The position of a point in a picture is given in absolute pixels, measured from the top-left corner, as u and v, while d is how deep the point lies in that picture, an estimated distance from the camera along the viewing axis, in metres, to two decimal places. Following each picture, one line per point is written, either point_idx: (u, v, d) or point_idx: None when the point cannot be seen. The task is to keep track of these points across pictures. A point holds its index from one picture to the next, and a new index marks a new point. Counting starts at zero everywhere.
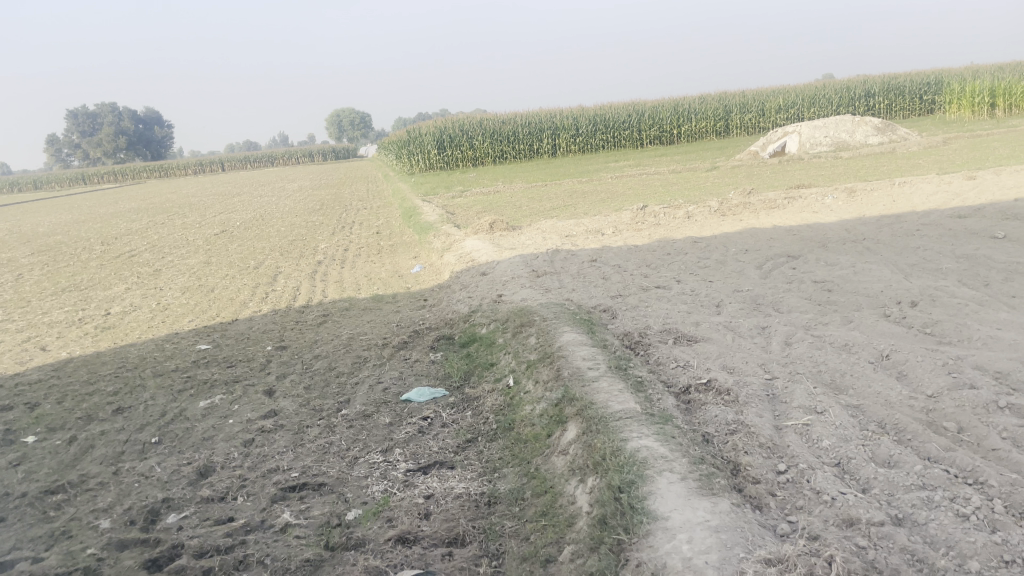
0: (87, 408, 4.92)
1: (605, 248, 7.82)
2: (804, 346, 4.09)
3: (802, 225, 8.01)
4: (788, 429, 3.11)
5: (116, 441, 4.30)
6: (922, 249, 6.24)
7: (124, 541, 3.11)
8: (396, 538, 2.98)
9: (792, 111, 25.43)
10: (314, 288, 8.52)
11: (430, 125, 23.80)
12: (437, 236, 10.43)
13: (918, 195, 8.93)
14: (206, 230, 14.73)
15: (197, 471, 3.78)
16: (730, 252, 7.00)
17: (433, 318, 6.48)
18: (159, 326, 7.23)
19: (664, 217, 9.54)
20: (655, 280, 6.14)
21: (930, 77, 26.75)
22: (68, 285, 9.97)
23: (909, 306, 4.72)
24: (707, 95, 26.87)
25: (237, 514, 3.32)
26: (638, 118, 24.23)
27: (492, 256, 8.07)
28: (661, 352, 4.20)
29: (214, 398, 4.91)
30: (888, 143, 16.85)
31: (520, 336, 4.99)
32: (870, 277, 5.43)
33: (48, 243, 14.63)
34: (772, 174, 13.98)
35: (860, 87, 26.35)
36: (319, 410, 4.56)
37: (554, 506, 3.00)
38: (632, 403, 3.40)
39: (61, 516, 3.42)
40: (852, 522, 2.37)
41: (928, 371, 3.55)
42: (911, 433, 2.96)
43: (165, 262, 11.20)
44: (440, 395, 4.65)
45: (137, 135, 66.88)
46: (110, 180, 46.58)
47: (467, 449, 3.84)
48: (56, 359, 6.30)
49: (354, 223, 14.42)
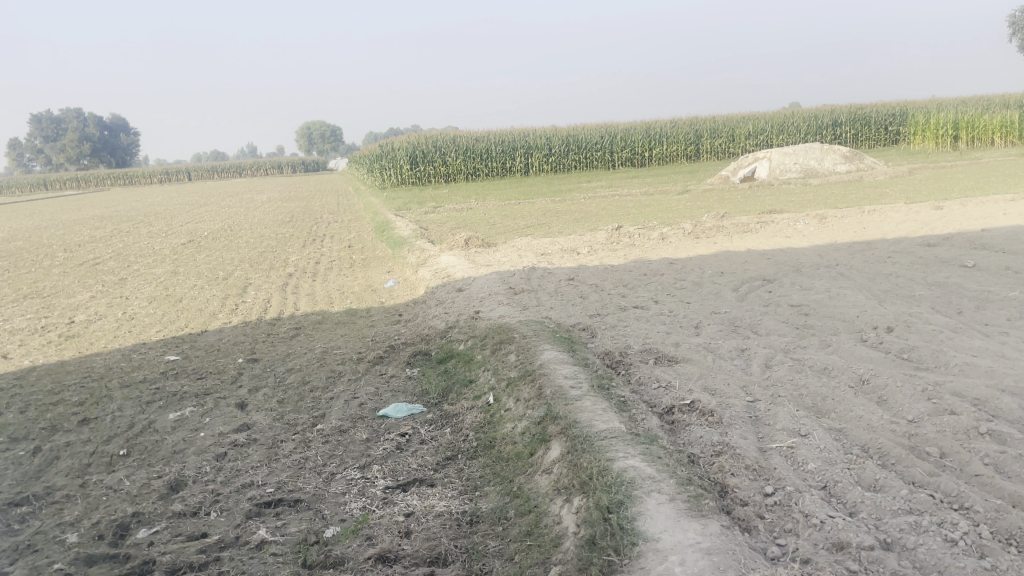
0: (51, 418, 4.77)
1: (581, 267, 7.84)
2: (784, 369, 4.12)
3: (775, 248, 8.13)
4: (774, 451, 3.11)
5: (82, 453, 4.17)
6: (894, 276, 6.35)
7: (92, 556, 3.01)
8: (376, 557, 2.92)
9: (761, 137, 25.90)
10: (286, 300, 8.40)
11: (403, 140, 23.74)
12: (411, 250, 10.35)
13: (888, 223, 9.11)
14: (173, 240, 14.50)
15: (168, 485, 3.69)
16: (706, 274, 7.06)
17: (409, 332, 6.42)
18: (125, 336, 7.07)
19: (638, 237, 9.60)
20: (633, 300, 6.16)
21: (894, 108, 27.44)
22: (30, 292, 9.71)
23: (886, 331, 4.78)
24: (678, 118, 27.19)
25: (211, 530, 3.23)
26: (611, 140, 24.49)
27: (468, 272, 8.02)
28: (643, 372, 4.20)
29: (184, 411, 4.80)
30: (855, 171, 17.20)
31: (499, 354, 4.96)
32: (845, 302, 5.50)
33: (9, 249, 14.32)
34: (743, 199, 14.17)
35: (828, 116, 26.93)
36: (294, 424, 4.47)
37: (538, 525, 2.96)
38: (617, 423, 3.38)
39: (25, 529, 3.30)
40: (842, 545, 2.38)
41: (907, 397, 3.58)
42: (895, 457, 2.99)
43: (131, 271, 10.97)
44: (418, 411, 4.59)
45: (102, 142, 65.96)
46: (73, 186, 45.78)
47: (447, 467, 3.78)
48: (18, 368, 6.13)
49: (325, 236, 14.30)
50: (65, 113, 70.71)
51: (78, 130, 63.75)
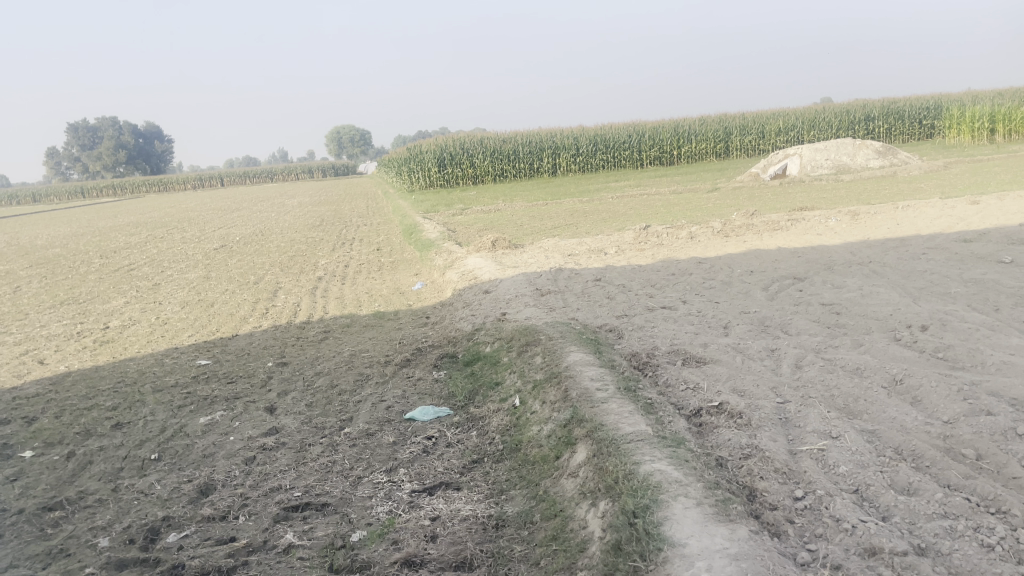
0: (86, 423, 4.85)
1: (608, 268, 7.79)
2: (814, 370, 4.05)
3: (806, 246, 8.02)
4: (804, 453, 3.06)
5: (114, 458, 4.23)
6: (929, 273, 6.21)
7: (123, 561, 3.05)
8: (402, 561, 2.91)
9: (792, 133, 25.59)
10: (315, 304, 8.45)
11: (431, 142, 23.82)
12: (438, 253, 10.38)
13: (921, 219, 8.92)
14: (206, 245, 14.69)
15: (198, 489, 3.72)
16: (735, 273, 6.98)
17: (436, 335, 6.43)
18: (158, 341, 7.18)
19: (667, 237, 9.52)
20: (661, 300, 6.10)
21: (929, 102, 26.90)
22: (68, 298, 9.90)
23: (920, 330, 4.68)
24: (706, 116, 26.93)
25: (239, 534, 3.25)
26: (639, 138, 24.36)
27: (495, 274, 8.00)
28: (670, 373, 4.15)
29: (214, 415, 4.85)
30: (888, 167, 16.90)
31: (525, 355, 4.94)
32: (878, 301, 5.40)
33: (46, 256, 14.62)
34: (774, 196, 14.03)
35: (860, 110, 26.50)
36: (322, 428, 4.49)
37: (565, 530, 2.93)
38: (644, 426, 3.34)
39: (59, 533, 3.35)
40: (874, 551, 2.32)
41: (943, 398, 3.50)
42: (930, 460, 2.91)
43: (165, 276, 11.13)
44: (444, 414, 4.58)
45: (137, 150, 67.16)
46: (109, 193, 46.54)
47: (473, 470, 3.77)
48: (54, 373, 6.24)
49: (355, 239, 14.40)
50: (101, 123, 72.02)
51: (114, 138, 65.01)
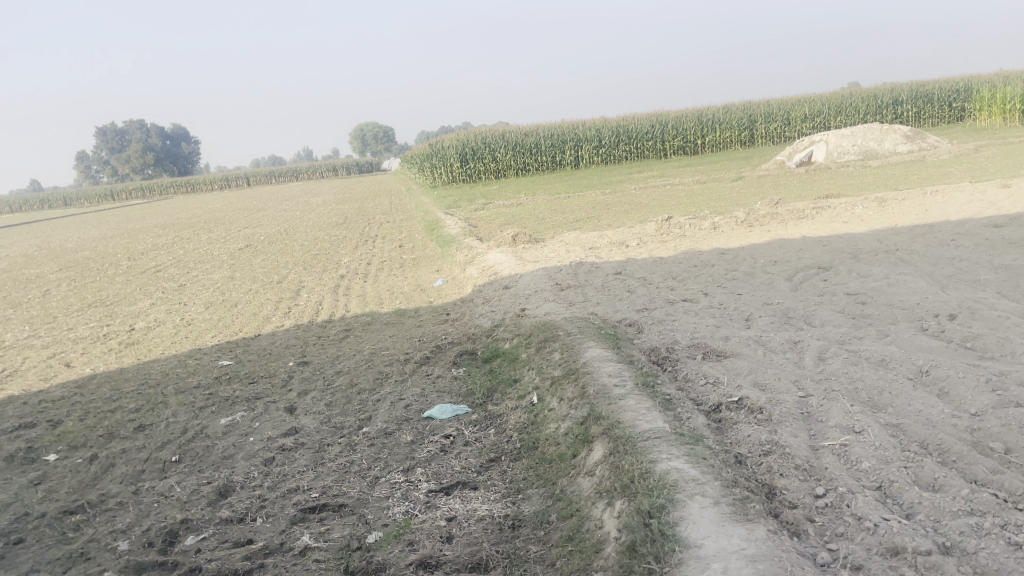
0: (109, 425, 4.89)
1: (629, 261, 7.70)
2: (838, 362, 3.96)
3: (832, 234, 7.87)
4: (825, 449, 2.98)
5: (136, 460, 4.26)
6: (959, 260, 6.07)
7: (141, 564, 3.06)
8: (417, 563, 2.89)
9: (818, 120, 25.22)
10: (337, 302, 8.48)
11: (453, 138, 23.81)
12: (460, 248, 10.36)
13: (951, 204, 8.72)
14: (231, 245, 14.79)
15: (217, 491, 3.73)
16: (758, 263, 6.87)
17: (456, 332, 6.40)
18: (182, 342, 7.23)
19: (689, 228, 9.41)
20: (682, 293, 6.02)
21: (958, 84, 26.38)
22: (95, 301, 10.01)
23: (948, 319, 4.57)
24: (730, 104, 26.61)
25: (256, 536, 3.25)
26: (662, 128, 24.13)
27: (515, 269, 7.96)
28: (690, 368, 4.09)
29: (235, 416, 4.86)
30: (917, 151, 16.56)
31: (544, 351, 4.89)
32: (905, 289, 5.28)
33: (76, 259, 14.82)
34: (800, 184, 13.84)
35: (887, 95, 26.04)
36: (340, 427, 4.48)
37: (581, 530, 2.89)
38: (661, 422, 3.28)
39: (79, 537, 3.37)
40: (897, 551, 2.25)
41: (971, 389, 3.41)
42: (956, 455, 2.83)
43: (191, 277, 11.22)
44: (463, 412, 4.55)
45: (165, 152, 67.97)
46: (138, 195, 47.08)
47: (490, 469, 3.74)
48: (80, 376, 6.31)
49: (378, 236, 14.42)
50: (130, 126, 72.97)
51: (142, 140, 65.74)
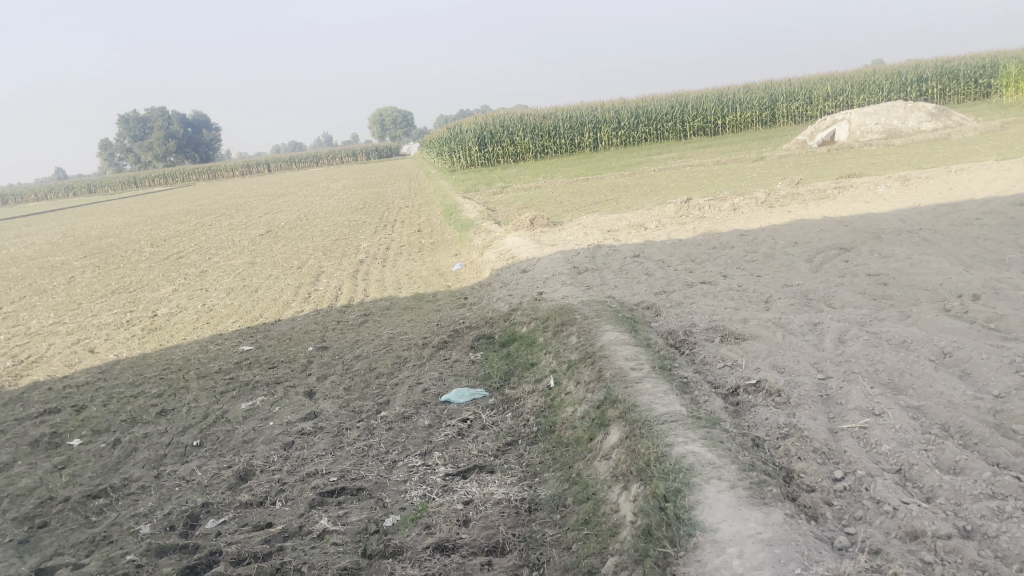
0: (132, 410, 4.95)
1: (648, 243, 7.65)
2: (859, 344, 3.91)
3: (854, 215, 7.77)
4: (844, 432, 2.95)
5: (158, 444, 4.31)
6: (983, 239, 5.97)
7: (163, 547, 3.10)
8: (434, 546, 2.90)
9: (841, 98, 24.86)
10: (355, 287, 8.50)
11: (472, 121, 23.76)
12: (477, 232, 10.34)
13: (976, 183, 8.57)
14: (252, 231, 14.87)
15: (237, 475, 3.77)
16: (778, 244, 6.79)
17: (473, 316, 6.40)
18: (203, 327, 7.30)
19: (709, 209, 9.33)
20: (701, 275, 5.97)
21: (985, 60, 25.85)
22: (118, 287, 10.12)
23: (972, 299, 4.50)
24: (751, 83, 26.27)
25: (276, 520, 3.28)
26: (682, 109, 23.88)
27: (533, 252, 7.95)
28: (707, 351, 4.06)
29: (255, 400, 4.90)
30: (943, 129, 16.28)
31: (561, 335, 4.88)
32: (928, 270, 5.20)
33: (100, 246, 14.97)
34: (822, 163, 13.66)
35: (912, 71, 25.60)
36: (359, 411, 4.51)
37: (597, 513, 2.89)
38: (678, 406, 3.26)
39: (102, 520, 3.42)
40: (916, 535, 2.22)
41: (994, 370, 3.35)
42: (978, 437, 2.79)
43: (212, 263, 11.29)
44: (480, 396, 4.56)
45: (186, 139, 68.38)
46: (161, 182, 47.42)
47: (507, 453, 3.74)
48: (103, 362, 6.39)
49: (397, 221, 14.43)
50: (151, 113, 73.52)
51: (163, 128, 66.21)
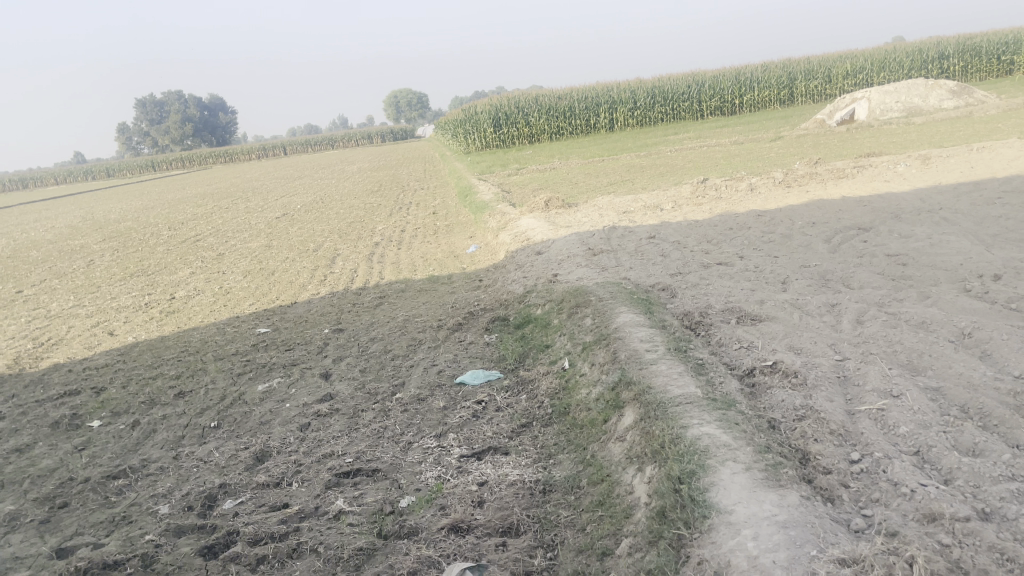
0: (150, 392, 5.00)
1: (663, 225, 7.59)
2: (877, 325, 3.87)
3: (872, 194, 7.67)
4: (861, 414, 2.93)
5: (177, 426, 4.35)
6: (1005, 218, 5.88)
7: (181, 528, 3.13)
8: (449, 527, 2.91)
9: (860, 76, 24.52)
10: (371, 270, 8.51)
11: (487, 103, 23.66)
12: (492, 214, 10.31)
13: (998, 161, 8.44)
14: (269, 214, 14.92)
15: (254, 456, 3.80)
16: (796, 225, 6.73)
17: (488, 298, 6.39)
18: (220, 310, 7.34)
19: (725, 190, 9.25)
20: (717, 256, 5.93)
21: (1008, 36, 25.40)
22: (137, 270, 10.18)
23: (993, 279, 4.43)
24: (769, 61, 25.94)
25: (292, 500, 3.30)
26: (699, 89, 23.65)
27: (548, 234, 7.92)
28: (723, 333, 4.03)
29: (272, 382, 4.93)
30: (964, 107, 16.03)
31: (576, 317, 4.86)
32: (948, 250, 5.13)
33: (118, 229, 15.06)
34: (841, 143, 13.50)
35: (933, 49, 25.19)
36: (374, 393, 4.52)
37: (611, 495, 2.89)
38: (693, 387, 3.25)
39: (122, 501, 3.46)
40: (933, 517, 2.20)
41: (1014, 352, 3.31)
42: (999, 419, 2.75)
43: (228, 246, 11.34)
44: (494, 378, 4.56)
45: (203, 123, 68.60)
46: (178, 166, 47.61)
47: (522, 434, 3.75)
48: (122, 344, 6.44)
49: (412, 203, 14.42)
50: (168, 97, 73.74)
51: (180, 112, 66.41)
